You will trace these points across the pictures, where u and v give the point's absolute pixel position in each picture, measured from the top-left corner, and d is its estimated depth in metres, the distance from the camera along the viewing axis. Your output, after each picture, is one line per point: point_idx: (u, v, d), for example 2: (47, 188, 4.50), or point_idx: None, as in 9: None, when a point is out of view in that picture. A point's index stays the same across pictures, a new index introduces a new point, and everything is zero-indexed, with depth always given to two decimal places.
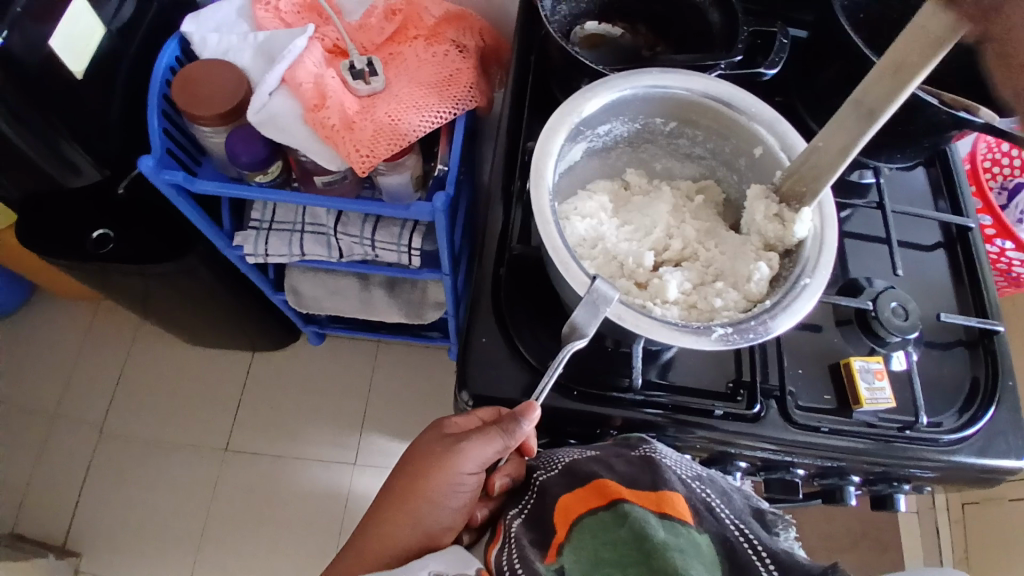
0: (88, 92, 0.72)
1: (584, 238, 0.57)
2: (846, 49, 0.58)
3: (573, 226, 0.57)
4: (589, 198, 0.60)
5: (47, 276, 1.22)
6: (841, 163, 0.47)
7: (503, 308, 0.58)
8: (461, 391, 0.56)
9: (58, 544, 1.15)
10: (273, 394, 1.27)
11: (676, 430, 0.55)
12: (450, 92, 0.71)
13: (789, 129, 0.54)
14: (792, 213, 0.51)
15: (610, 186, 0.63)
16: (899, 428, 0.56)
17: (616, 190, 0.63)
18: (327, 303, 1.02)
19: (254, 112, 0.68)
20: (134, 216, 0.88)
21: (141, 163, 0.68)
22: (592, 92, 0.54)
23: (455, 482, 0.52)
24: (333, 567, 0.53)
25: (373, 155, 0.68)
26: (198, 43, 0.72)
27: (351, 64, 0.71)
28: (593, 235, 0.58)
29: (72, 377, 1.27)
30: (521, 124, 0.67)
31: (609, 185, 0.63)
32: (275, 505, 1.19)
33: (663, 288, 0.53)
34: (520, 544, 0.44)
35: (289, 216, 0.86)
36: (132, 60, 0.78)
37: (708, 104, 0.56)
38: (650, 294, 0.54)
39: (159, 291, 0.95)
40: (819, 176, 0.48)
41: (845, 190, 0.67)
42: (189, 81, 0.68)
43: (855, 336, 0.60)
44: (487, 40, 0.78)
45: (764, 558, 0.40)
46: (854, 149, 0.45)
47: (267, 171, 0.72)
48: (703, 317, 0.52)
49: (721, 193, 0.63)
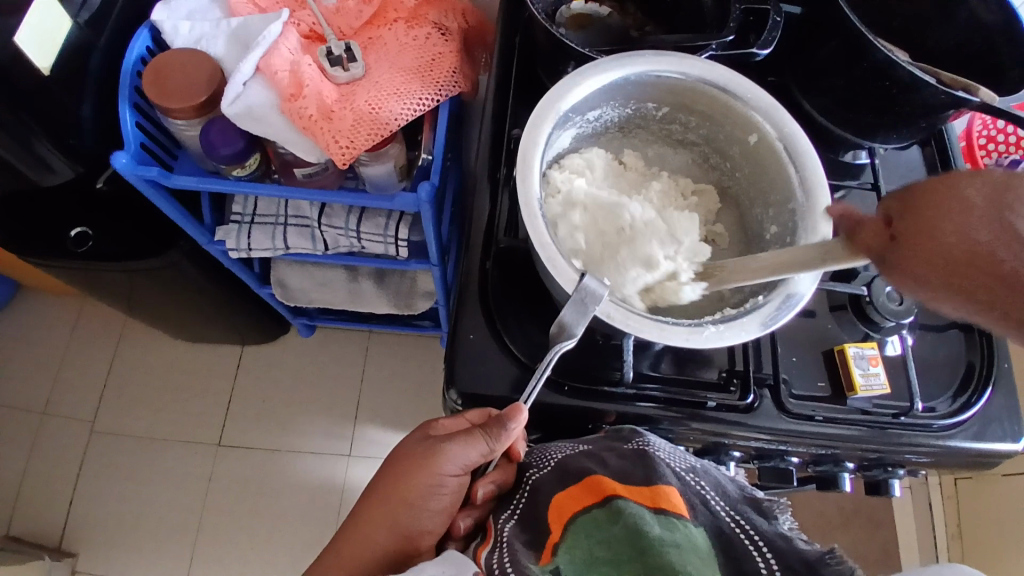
0: (57, 87, 0.69)
1: (557, 186, 0.54)
2: (843, 26, 0.56)
3: (551, 174, 0.55)
4: (578, 157, 0.58)
5: (30, 273, 1.20)
6: (760, 279, 0.45)
7: (490, 302, 0.57)
8: (450, 389, 0.55)
9: (55, 542, 1.14)
10: (265, 387, 1.26)
11: (669, 423, 0.54)
12: (433, 78, 0.69)
13: (786, 116, 0.52)
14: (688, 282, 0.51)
15: (606, 157, 0.59)
16: (893, 414, 0.55)
17: (612, 163, 0.59)
18: (314, 294, 1.00)
19: (229, 104, 0.65)
20: (123, 209, 0.85)
21: (113, 160, 0.65)
22: (581, 76, 0.52)
23: (435, 484, 0.51)
24: (313, 568, 0.52)
25: (353, 146, 0.65)
26: (170, 31, 0.70)
27: (328, 50, 0.68)
28: (567, 185, 0.54)
29: (61, 376, 1.25)
30: (507, 109, 0.65)
31: (608, 158, 0.59)
32: (271, 498, 1.18)
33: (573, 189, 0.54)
34: (513, 547, 0.43)
35: (271, 209, 0.84)
36: (103, 51, 0.75)
37: (701, 87, 0.54)
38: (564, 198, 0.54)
39: (142, 287, 0.93)
40: (736, 274, 0.47)
41: (838, 171, 0.65)
42: (161, 73, 0.65)
43: (849, 322, 0.59)
44: (471, 22, 0.75)
45: (762, 548, 0.40)
46: (780, 273, 0.43)
47: (245, 164, 0.69)
48: (609, 222, 0.51)
49: (716, 201, 0.60)
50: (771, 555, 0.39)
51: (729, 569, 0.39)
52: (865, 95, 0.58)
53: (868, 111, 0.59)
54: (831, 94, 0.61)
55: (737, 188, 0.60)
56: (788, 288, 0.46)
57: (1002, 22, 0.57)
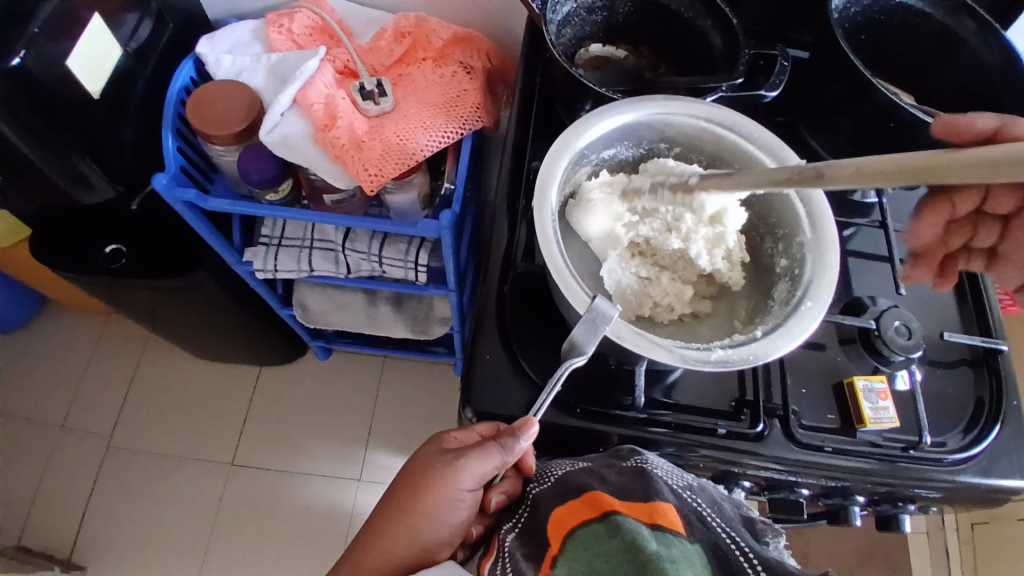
0: (102, 111, 0.74)
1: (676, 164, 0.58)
2: (848, 70, 0.58)
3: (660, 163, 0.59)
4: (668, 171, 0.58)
5: (61, 288, 1.24)
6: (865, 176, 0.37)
7: (507, 326, 0.59)
8: (465, 407, 0.57)
9: (65, 555, 1.15)
10: (279, 408, 1.28)
11: (679, 450, 0.55)
12: (457, 113, 0.73)
13: (791, 154, 0.55)
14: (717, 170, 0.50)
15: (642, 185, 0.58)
16: (902, 448, 0.56)
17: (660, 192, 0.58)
18: (334, 317, 1.02)
19: (266, 132, 0.69)
20: (147, 234, 0.90)
21: (154, 180, 0.69)
22: (597, 118, 0.55)
23: (454, 499, 0.52)
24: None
25: (381, 174, 0.69)
26: (213, 64, 0.75)
27: (361, 85, 0.72)
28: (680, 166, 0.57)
29: (81, 390, 1.28)
30: (527, 142, 0.68)
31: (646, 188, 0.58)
32: (279, 519, 1.19)
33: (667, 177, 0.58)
34: (513, 560, 0.45)
35: (298, 232, 0.88)
36: (147, 79, 0.81)
37: (711, 130, 0.57)
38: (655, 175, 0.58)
39: (169, 305, 0.96)
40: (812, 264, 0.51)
41: (846, 210, 0.67)
42: (203, 101, 0.70)
43: (859, 355, 0.59)
44: (494, 61, 0.79)
45: (751, 561, 0.41)
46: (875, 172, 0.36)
47: (277, 190, 0.73)
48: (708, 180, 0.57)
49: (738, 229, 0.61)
50: (762, 566, 0.41)
51: None
52: (870, 135, 0.60)
53: (874, 151, 0.61)
54: (839, 134, 0.63)
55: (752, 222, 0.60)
56: (805, 302, 0.49)
57: (1003, 62, 0.59)
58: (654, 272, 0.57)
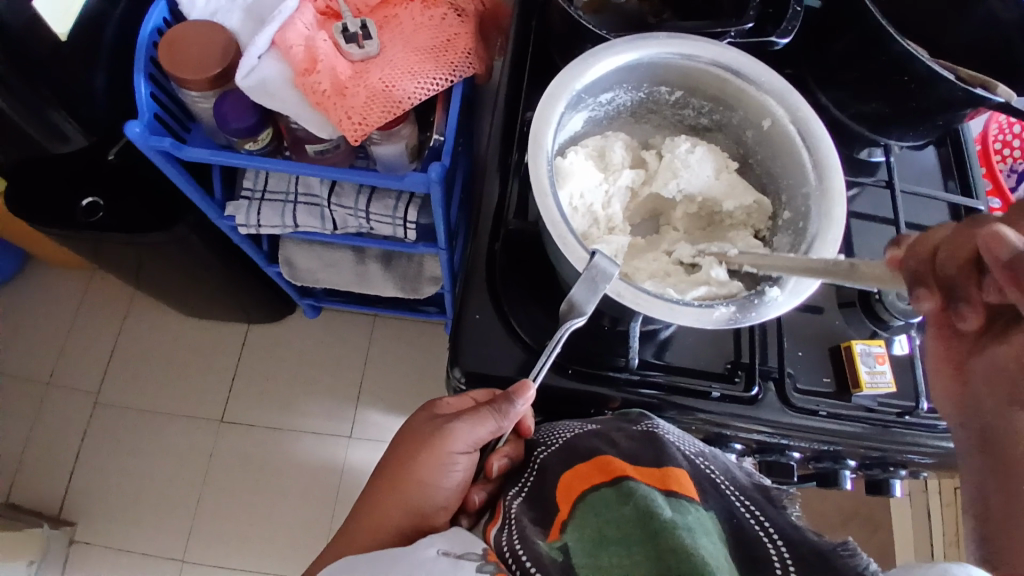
0: (71, 57, 0.69)
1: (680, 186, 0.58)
2: (862, 19, 0.55)
3: (683, 158, 0.58)
4: (661, 168, 0.59)
5: (40, 244, 1.21)
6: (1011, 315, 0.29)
7: (497, 282, 0.57)
8: (454, 367, 0.55)
9: (54, 510, 1.15)
10: (269, 366, 1.27)
11: (675, 413, 0.54)
12: (447, 59, 0.68)
13: (799, 100, 0.52)
14: (690, 203, 0.59)
15: (626, 177, 0.59)
16: (898, 413, 0.55)
17: (636, 175, 0.59)
18: (321, 275, 0.99)
19: (243, 77, 0.65)
20: (126, 186, 0.85)
21: (126, 129, 0.65)
22: (596, 57, 0.51)
23: (446, 463, 0.51)
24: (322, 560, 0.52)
25: (366, 122, 0.65)
26: (186, 3, 0.69)
27: (344, 27, 0.68)
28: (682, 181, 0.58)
29: (66, 348, 1.26)
30: (520, 92, 0.65)
31: (631, 177, 0.59)
32: (271, 474, 1.19)
33: (674, 170, 0.58)
34: (521, 524, 0.43)
35: (281, 185, 0.84)
36: (119, 20, 0.75)
37: (715, 73, 0.54)
38: (652, 170, 0.60)
39: (154, 262, 0.94)
40: (816, 219, 0.49)
41: (853, 167, 0.64)
42: (175, 44, 0.65)
43: (857, 318, 0.58)
44: (487, 4, 0.75)
45: (771, 534, 0.41)
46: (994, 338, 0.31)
47: (257, 139, 0.69)
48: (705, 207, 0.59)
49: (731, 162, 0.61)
50: (785, 549, 0.40)
51: (740, 555, 0.40)
52: (884, 91, 0.57)
53: (888, 106, 0.58)
54: (849, 90, 0.60)
55: (752, 173, 0.59)
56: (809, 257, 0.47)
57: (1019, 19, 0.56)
58: (634, 268, 0.55)
